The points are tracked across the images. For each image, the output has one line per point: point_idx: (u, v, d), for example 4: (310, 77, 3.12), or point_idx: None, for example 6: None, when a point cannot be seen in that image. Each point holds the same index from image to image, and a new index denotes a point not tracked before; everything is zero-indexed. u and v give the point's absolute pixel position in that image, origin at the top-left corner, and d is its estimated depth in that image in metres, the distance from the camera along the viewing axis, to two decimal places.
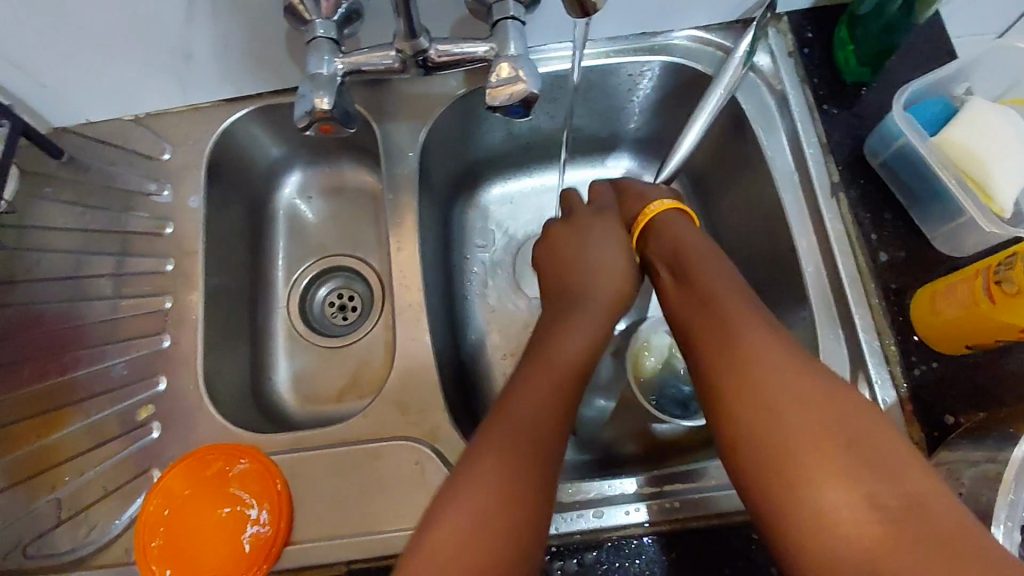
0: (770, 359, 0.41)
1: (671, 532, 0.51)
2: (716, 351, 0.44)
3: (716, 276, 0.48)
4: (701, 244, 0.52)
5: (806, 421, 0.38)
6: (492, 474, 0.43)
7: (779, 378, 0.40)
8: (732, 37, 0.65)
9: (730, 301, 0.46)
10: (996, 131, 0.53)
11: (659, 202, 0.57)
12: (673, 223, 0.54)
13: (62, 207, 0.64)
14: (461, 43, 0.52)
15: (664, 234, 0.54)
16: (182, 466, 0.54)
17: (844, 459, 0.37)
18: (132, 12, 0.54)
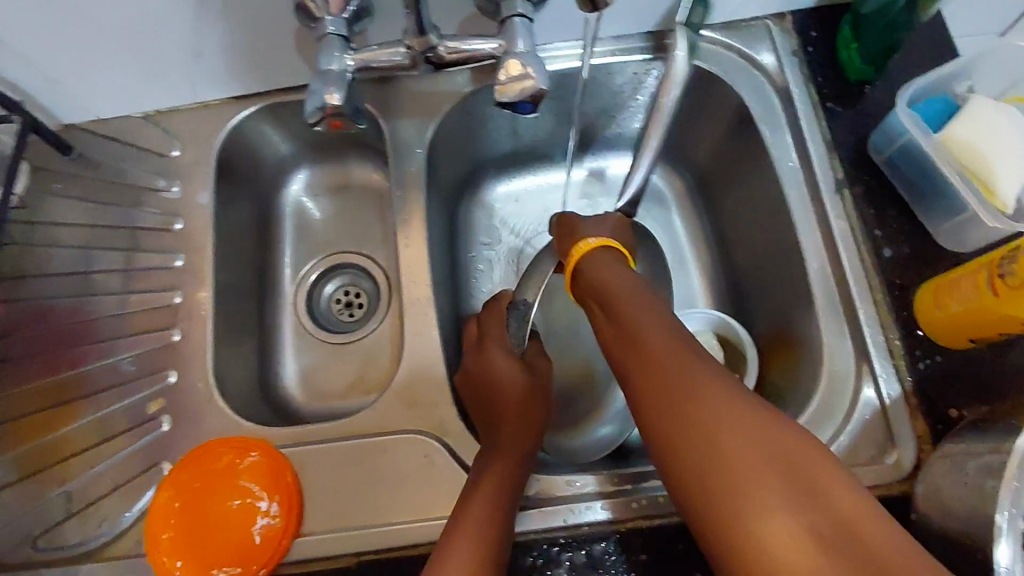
0: (704, 388, 0.39)
1: (633, 530, 0.51)
2: (645, 380, 0.41)
3: (643, 303, 0.46)
4: (628, 276, 0.50)
5: (740, 450, 0.36)
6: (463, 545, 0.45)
7: (711, 407, 0.38)
8: (737, 35, 0.66)
9: (659, 332, 0.44)
10: (998, 128, 0.54)
11: (587, 240, 0.55)
12: (601, 259, 0.53)
13: (72, 203, 0.64)
14: (470, 40, 0.53)
15: (593, 269, 0.52)
16: (192, 459, 0.55)
17: (781, 489, 0.34)
18: (145, 9, 0.54)
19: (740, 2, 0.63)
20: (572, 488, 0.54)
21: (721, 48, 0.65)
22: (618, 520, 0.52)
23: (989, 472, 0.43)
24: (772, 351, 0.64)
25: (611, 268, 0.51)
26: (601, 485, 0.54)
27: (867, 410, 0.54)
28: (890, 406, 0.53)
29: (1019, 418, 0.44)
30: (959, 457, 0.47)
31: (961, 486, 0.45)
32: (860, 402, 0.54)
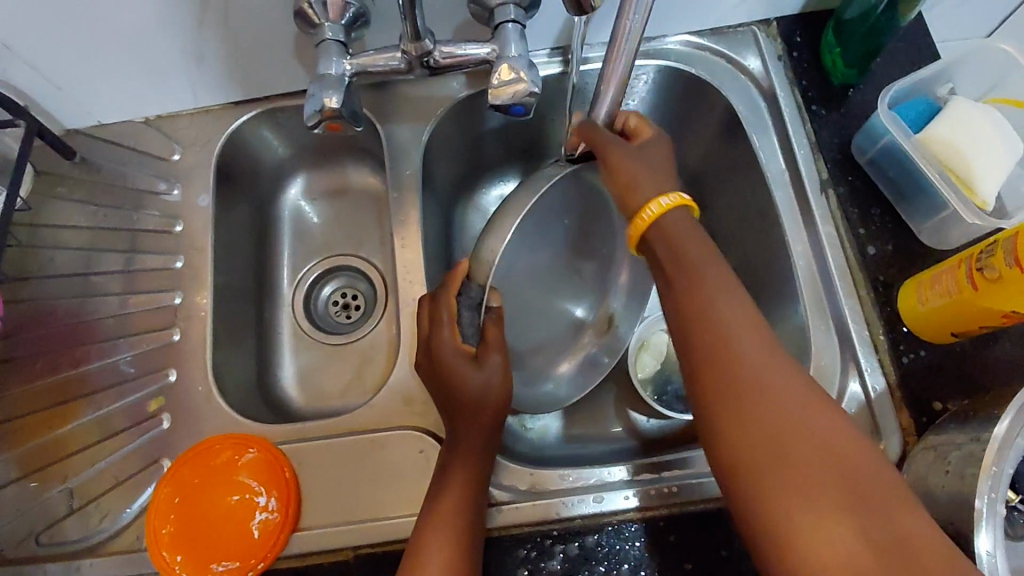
0: (775, 388, 0.41)
1: (651, 518, 0.52)
2: (714, 364, 0.42)
3: (722, 297, 0.44)
4: (699, 238, 0.47)
5: (805, 455, 0.38)
6: (436, 552, 0.46)
7: (783, 407, 0.40)
8: (724, 41, 0.67)
9: (735, 317, 0.44)
10: (978, 128, 0.56)
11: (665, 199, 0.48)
12: (671, 224, 0.47)
13: (75, 207, 0.65)
14: (464, 45, 0.55)
15: (660, 234, 0.47)
16: (192, 455, 0.56)
17: (838, 496, 0.36)
18: (149, 17, 0.56)
19: (727, 8, 0.65)
20: (565, 482, 0.55)
21: (708, 54, 0.67)
22: (642, 507, 0.53)
23: (970, 460, 0.44)
24: None
25: (687, 237, 0.47)
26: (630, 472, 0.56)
27: (853, 404, 0.55)
28: (875, 399, 0.55)
29: (999, 407, 0.45)
30: (942, 447, 0.48)
31: (943, 474, 0.46)
32: (845, 396, 0.55)
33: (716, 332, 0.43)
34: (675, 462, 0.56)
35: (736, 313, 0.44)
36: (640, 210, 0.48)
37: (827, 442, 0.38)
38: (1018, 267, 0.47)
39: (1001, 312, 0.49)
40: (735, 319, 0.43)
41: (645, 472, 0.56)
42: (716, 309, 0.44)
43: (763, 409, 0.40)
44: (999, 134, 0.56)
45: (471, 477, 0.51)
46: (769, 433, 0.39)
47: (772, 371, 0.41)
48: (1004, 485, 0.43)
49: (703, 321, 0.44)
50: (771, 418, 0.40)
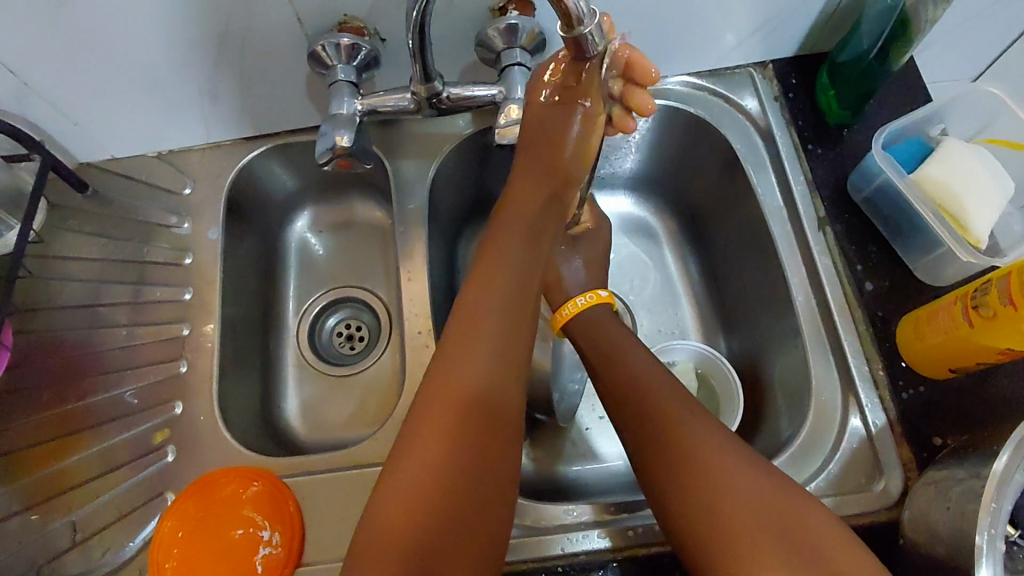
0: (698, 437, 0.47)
1: (632, 559, 0.52)
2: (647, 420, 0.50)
3: (633, 351, 0.55)
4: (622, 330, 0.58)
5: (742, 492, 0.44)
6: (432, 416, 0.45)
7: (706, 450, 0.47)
8: (721, 82, 0.70)
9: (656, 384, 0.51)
10: (968, 167, 0.58)
11: (585, 296, 0.61)
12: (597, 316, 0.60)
13: (86, 239, 0.66)
14: (472, 87, 0.57)
15: (590, 326, 0.59)
16: (196, 488, 0.56)
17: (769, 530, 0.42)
18: (166, 59, 0.58)
19: (723, 51, 0.67)
20: (569, 517, 0.55)
21: (705, 94, 0.69)
22: (636, 545, 0.53)
23: (971, 495, 0.45)
24: (764, 383, 0.66)
25: (605, 319, 0.59)
26: (596, 512, 0.55)
27: (854, 439, 0.56)
28: (876, 434, 0.55)
29: (997, 444, 0.46)
30: (943, 482, 0.48)
31: (944, 510, 0.47)
32: (847, 431, 0.56)
33: (628, 384, 0.52)
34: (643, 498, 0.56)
35: (646, 363, 0.53)
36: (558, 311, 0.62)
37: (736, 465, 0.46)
38: (1013, 306, 0.48)
39: (998, 348, 0.50)
40: (638, 363, 0.54)
41: (619, 510, 0.55)
42: (630, 360, 0.54)
43: (679, 436, 0.48)
44: (989, 173, 0.57)
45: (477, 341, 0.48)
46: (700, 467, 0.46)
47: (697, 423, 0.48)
48: (1004, 521, 0.43)
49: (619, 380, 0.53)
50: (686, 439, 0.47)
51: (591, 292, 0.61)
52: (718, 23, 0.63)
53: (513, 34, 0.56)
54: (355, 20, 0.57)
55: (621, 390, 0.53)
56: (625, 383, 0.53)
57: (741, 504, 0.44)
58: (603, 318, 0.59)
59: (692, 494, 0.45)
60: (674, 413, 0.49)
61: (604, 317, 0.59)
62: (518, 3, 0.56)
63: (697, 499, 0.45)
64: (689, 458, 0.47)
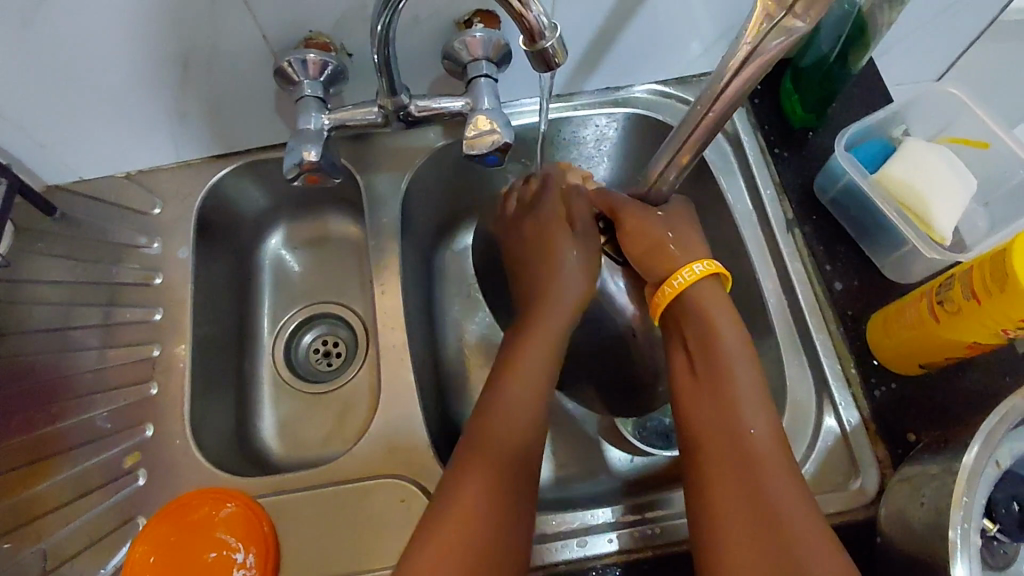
0: (766, 467, 0.45)
1: (628, 565, 0.52)
2: (718, 437, 0.48)
3: (741, 379, 0.50)
4: (733, 323, 0.52)
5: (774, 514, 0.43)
6: (478, 479, 0.48)
7: (771, 479, 0.45)
8: (689, 89, 0.71)
9: (746, 401, 0.49)
10: (930, 166, 0.59)
11: (701, 263, 0.55)
12: (704, 297, 0.53)
13: (52, 260, 0.65)
14: (439, 98, 0.57)
15: (695, 311, 0.53)
16: (167, 512, 0.55)
17: (770, 554, 0.42)
18: (131, 80, 0.58)
19: (690, 59, 0.68)
20: (549, 527, 0.54)
21: (674, 101, 0.70)
22: (621, 550, 0.53)
23: (944, 490, 0.45)
24: None
25: (717, 303, 0.53)
26: (619, 513, 0.55)
27: (829, 438, 0.56)
28: (851, 433, 0.56)
29: (965, 437, 0.47)
30: (916, 478, 0.49)
31: (919, 506, 0.47)
32: (822, 430, 0.56)
33: (718, 392, 0.49)
34: (662, 501, 0.55)
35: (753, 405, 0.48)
36: (671, 279, 0.55)
37: (777, 492, 0.44)
38: (975, 299, 0.48)
39: (965, 342, 0.51)
40: (738, 372, 0.50)
41: (637, 511, 0.55)
42: (730, 393, 0.49)
43: (749, 464, 0.46)
44: (949, 171, 0.59)
45: (522, 403, 0.53)
46: (751, 494, 0.44)
47: (767, 450, 0.46)
48: (976, 514, 0.43)
49: (714, 418, 0.48)
50: (760, 463, 0.46)
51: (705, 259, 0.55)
52: (683, 31, 0.64)
53: (478, 46, 0.56)
54: (321, 36, 0.57)
55: (710, 427, 0.49)
56: (720, 418, 0.48)
57: (763, 527, 0.43)
58: (713, 300, 0.53)
59: (726, 515, 0.44)
60: (761, 470, 0.45)
61: (714, 302, 0.53)
62: (484, 16, 0.57)
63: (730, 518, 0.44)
64: (769, 524, 0.43)
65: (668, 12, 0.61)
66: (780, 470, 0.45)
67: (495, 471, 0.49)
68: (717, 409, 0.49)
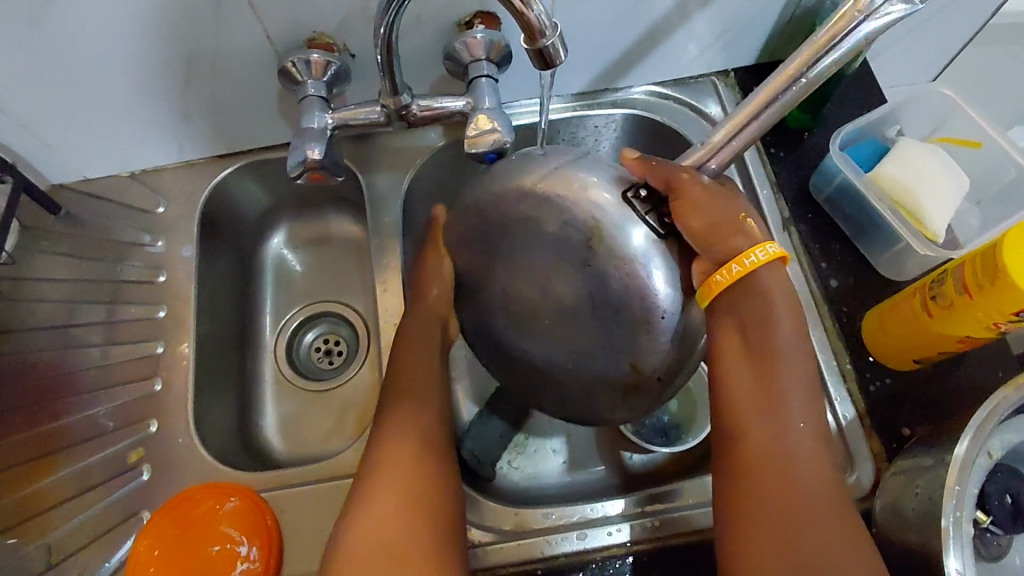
0: (807, 470, 0.46)
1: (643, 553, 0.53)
2: (760, 435, 0.47)
3: (791, 374, 0.49)
4: (791, 317, 0.51)
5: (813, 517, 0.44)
6: (391, 477, 0.50)
7: (811, 482, 0.45)
8: (686, 91, 0.72)
9: (795, 401, 0.48)
10: (923, 165, 0.60)
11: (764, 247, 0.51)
12: (770, 287, 0.51)
13: (57, 258, 0.66)
14: (440, 99, 0.58)
15: (755, 298, 0.50)
16: (171, 506, 0.55)
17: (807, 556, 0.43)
18: (136, 80, 0.59)
19: (687, 60, 0.69)
20: (549, 520, 0.55)
21: (672, 102, 0.71)
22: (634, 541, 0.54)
23: (937, 482, 0.46)
24: None
25: (779, 289, 0.51)
26: (629, 506, 0.56)
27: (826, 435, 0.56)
28: (847, 428, 0.56)
29: (958, 430, 0.47)
30: (911, 470, 0.49)
31: (913, 498, 0.48)
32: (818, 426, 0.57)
33: (768, 388, 0.48)
34: (671, 493, 0.56)
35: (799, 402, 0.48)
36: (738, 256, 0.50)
37: (816, 493, 0.45)
38: (967, 294, 0.49)
39: (957, 337, 0.51)
40: (792, 369, 0.49)
41: (649, 504, 0.56)
42: (780, 388, 0.48)
43: (789, 464, 0.46)
44: (942, 170, 0.60)
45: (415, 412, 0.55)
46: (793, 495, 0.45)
47: (808, 451, 0.46)
48: (968, 504, 0.44)
49: (761, 418, 0.48)
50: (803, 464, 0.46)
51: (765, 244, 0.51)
52: (680, 33, 0.65)
53: (478, 48, 0.57)
54: (325, 37, 0.58)
55: (757, 425, 0.48)
56: (770, 418, 0.48)
57: (803, 529, 0.44)
58: (777, 288, 0.51)
59: (762, 513, 0.45)
60: (805, 471, 0.46)
61: (779, 292, 0.51)
62: (485, 17, 0.58)
63: (768, 518, 0.45)
64: (808, 527, 0.44)
65: (666, 13, 0.62)
66: (820, 470, 0.46)
67: (402, 474, 0.50)
68: (760, 405, 0.48)
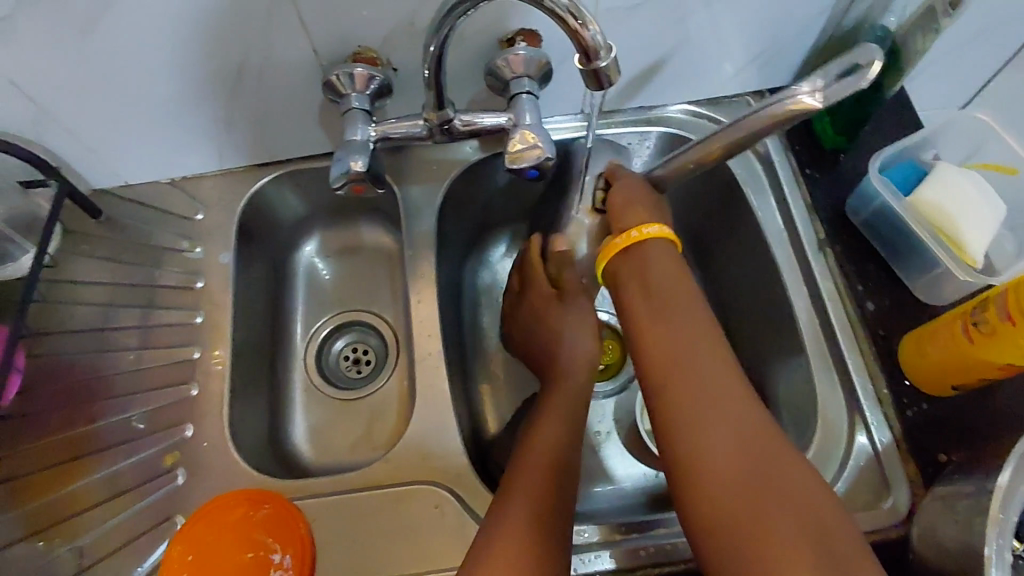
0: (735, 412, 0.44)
1: None
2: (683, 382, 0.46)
3: (699, 328, 0.49)
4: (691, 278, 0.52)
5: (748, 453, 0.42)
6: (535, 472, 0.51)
7: (741, 421, 0.43)
8: (721, 111, 0.72)
9: (711, 350, 0.47)
10: (962, 191, 0.60)
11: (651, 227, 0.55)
12: (657, 256, 0.53)
13: (96, 263, 0.67)
14: (482, 114, 0.59)
15: (652, 266, 0.53)
16: (206, 514, 0.55)
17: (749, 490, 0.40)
18: (183, 89, 0.60)
19: (722, 80, 0.70)
20: (580, 538, 0.55)
21: (707, 122, 0.72)
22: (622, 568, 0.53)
23: (978, 509, 0.46)
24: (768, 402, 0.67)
25: (666, 262, 0.53)
26: (603, 532, 0.55)
27: (862, 457, 0.56)
28: (882, 451, 0.56)
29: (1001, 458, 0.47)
30: (951, 497, 0.49)
31: (952, 524, 0.47)
32: (854, 448, 0.57)
33: (681, 340, 0.48)
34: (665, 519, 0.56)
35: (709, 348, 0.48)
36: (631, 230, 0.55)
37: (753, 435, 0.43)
38: (1010, 321, 0.49)
39: (998, 364, 0.51)
40: (698, 321, 0.49)
41: (628, 530, 0.55)
42: (691, 339, 0.48)
43: (716, 404, 0.44)
44: (981, 195, 0.60)
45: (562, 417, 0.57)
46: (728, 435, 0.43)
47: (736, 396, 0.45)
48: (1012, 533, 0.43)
49: (682, 366, 0.47)
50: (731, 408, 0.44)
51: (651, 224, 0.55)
52: (717, 53, 0.65)
53: (521, 64, 0.58)
54: (370, 51, 0.59)
55: (681, 375, 0.47)
56: (688, 365, 0.47)
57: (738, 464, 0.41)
58: (662, 260, 0.53)
59: (700, 453, 0.43)
60: (721, 412, 0.44)
61: (670, 262, 0.53)
62: (527, 34, 0.58)
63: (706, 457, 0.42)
64: (754, 466, 0.41)
65: (705, 33, 0.62)
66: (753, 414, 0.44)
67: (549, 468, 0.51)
68: (682, 354, 0.48)
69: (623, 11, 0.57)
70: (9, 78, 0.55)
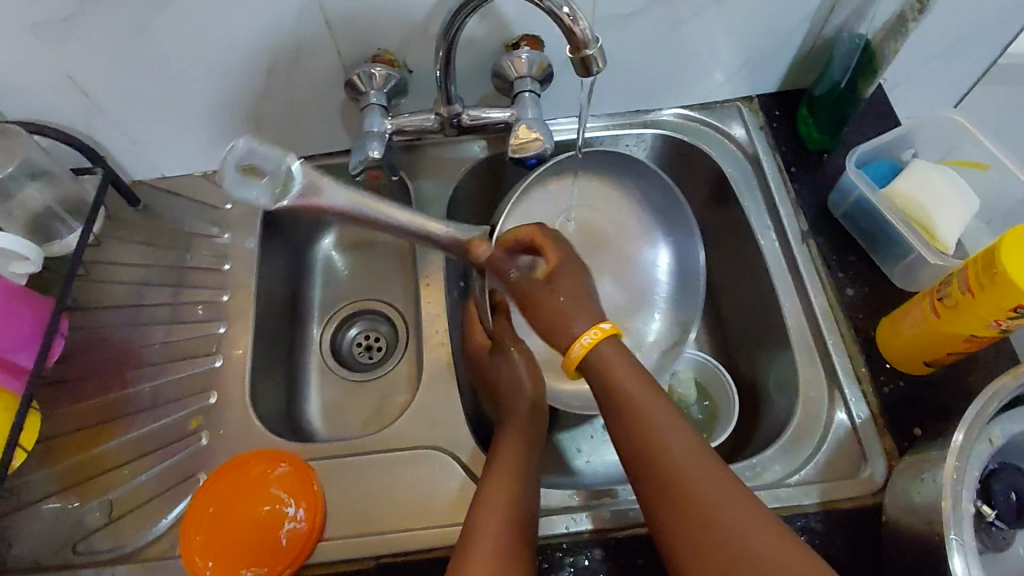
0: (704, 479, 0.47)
1: (607, 539, 0.56)
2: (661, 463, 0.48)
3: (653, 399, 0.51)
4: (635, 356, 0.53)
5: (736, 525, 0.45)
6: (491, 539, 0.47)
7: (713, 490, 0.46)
8: (713, 114, 0.77)
9: (673, 423, 0.50)
10: (933, 183, 0.64)
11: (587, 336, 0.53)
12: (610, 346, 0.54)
13: (132, 246, 0.73)
14: (488, 110, 0.65)
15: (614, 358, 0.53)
16: (227, 471, 0.60)
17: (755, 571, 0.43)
18: (217, 87, 0.66)
19: (713, 86, 0.75)
20: (566, 502, 0.59)
21: (699, 125, 0.77)
22: (598, 529, 0.56)
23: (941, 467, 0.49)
24: (757, 386, 0.71)
25: (621, 353, 0.53)
26: (581, 497, 0.59)
27: (840, 431, 0.60)
28: (861, 426, 0.59)
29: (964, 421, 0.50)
30: (919, 460, 0.52)
31: (920, 484, 0.51)
32: (833, 424, 0.60)
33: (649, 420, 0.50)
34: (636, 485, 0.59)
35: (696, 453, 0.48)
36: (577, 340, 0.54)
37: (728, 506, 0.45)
38: (971, 293, 0.53)
39: (963, 336, 0.55)
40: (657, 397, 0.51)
41: (605, 496, 0.59)
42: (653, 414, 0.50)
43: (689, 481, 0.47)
44: (952, 188, 0.64)
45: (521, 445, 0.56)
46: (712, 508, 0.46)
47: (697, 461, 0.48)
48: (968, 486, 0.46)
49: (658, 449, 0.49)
50: (706, 478, 0.47)
51: (595, 326, 0.54)
52: (708, 62, 0.71)
53: (525, 65, 0.63)
54: (388, 53, 0.65)
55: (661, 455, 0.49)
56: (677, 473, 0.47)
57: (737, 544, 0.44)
58: (618, 354, 0.53)
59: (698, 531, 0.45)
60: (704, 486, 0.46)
61: (618, 354, 0.53)
62: (530, 40, 0.63)
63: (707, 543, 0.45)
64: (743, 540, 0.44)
65: (695, 40, 0.68)
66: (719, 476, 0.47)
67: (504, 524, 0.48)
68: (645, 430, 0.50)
69: (619, 18, 0.63)
70: (66, 73, 0.61)
